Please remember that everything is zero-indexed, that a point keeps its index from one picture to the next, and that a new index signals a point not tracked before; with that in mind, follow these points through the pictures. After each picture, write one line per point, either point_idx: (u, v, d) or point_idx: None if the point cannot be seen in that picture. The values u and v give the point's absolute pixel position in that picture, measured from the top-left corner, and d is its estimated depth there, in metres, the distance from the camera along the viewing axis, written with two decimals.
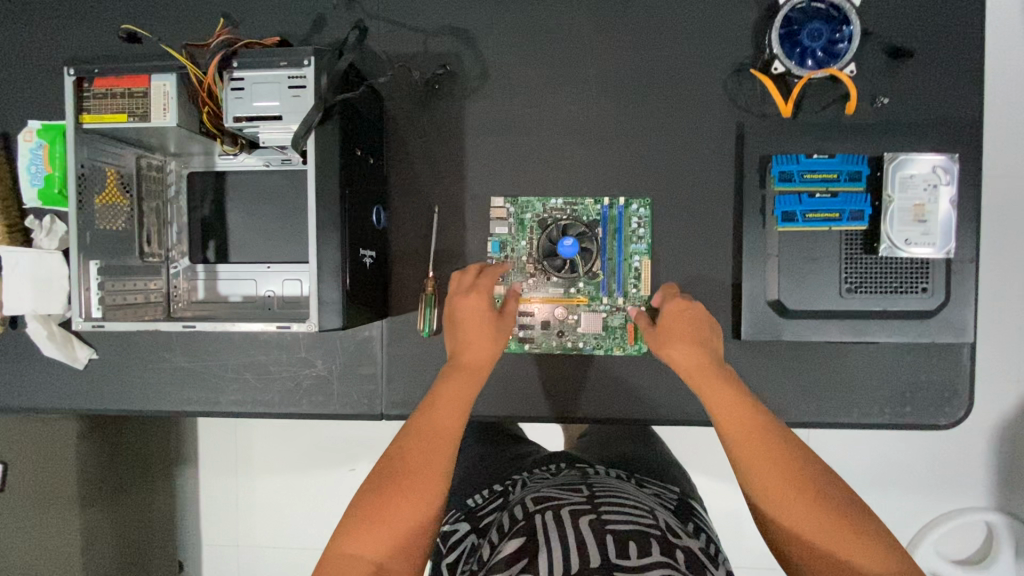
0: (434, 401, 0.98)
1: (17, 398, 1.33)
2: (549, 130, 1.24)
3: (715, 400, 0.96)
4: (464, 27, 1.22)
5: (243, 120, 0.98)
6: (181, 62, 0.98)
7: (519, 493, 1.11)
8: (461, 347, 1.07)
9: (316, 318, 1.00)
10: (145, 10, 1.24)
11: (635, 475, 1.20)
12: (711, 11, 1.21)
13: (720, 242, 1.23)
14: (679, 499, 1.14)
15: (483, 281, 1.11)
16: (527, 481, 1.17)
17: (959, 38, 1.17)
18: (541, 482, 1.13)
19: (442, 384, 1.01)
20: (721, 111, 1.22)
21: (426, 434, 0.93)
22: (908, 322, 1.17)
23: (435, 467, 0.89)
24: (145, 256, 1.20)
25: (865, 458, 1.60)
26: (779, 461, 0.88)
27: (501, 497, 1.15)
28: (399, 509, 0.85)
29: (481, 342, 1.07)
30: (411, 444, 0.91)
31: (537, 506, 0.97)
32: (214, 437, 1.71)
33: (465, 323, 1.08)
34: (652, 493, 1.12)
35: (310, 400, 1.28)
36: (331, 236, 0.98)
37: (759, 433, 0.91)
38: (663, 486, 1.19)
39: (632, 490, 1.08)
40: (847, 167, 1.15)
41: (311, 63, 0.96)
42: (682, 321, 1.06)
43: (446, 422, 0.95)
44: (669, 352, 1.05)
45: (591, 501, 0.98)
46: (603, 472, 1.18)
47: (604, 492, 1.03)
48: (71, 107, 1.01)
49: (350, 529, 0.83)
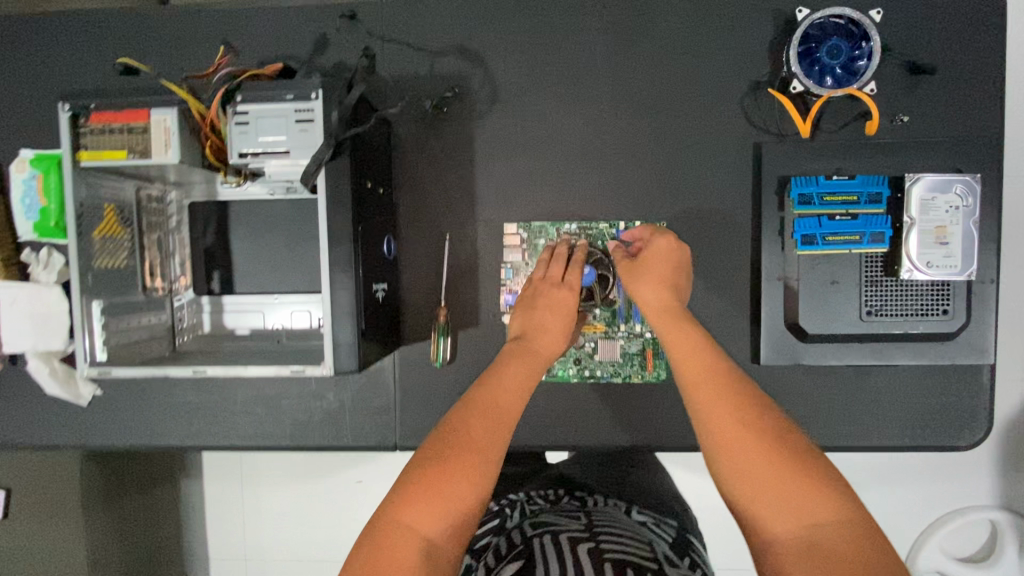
0: (499, 381, 0.97)
1: (17, 436, 1.30)
2: (562, 152, 1.21)
3: (672, 335, 1.00)
4: (473, 47, 1.18)
5: (249, 156, 0.94)
6: (182, 96, 0.94)
7: (518, 520, 1.11)
8: (540, 332, 1.06)
9: (331, 360, 0.97)
10: (143, 35, 1.20)
11: (635, 507, 1.19)
12: (727, 27, 1.17)
13: (739, 265, 1.21)
14: (676, 531, 1.13)
15: (574, 270, 1.12)
16: (522, 506, 1.17)
17: (981, 53, 1.14)
18: (539, 509, 1.14)
19: (509, 363, 1.00)
20: (738, 131, 1.19)
21: (486, 409, 0.92)
22: (928, 344, 1.16)
23: (495, 441, 0.88)
24: (148, 291, 1.17)
25: (879, 469, 1.60)
26: (736, 399, 0.89)
27: (498, 521, 1.15)
28: (456, 480, 0.82)
29: (553, 330, 1.07)
30: (476, 418, 0.90)
31: (536, 533, 0.97)
32: (221, 468, 1.67)
33: (546, 307, 1.08)
34: (648, 523, 1.11)
35: (322, 432, 1.26)
36: (344, 277, 0.96)
37: (716, 369, 0.93)
38: (661, 517, 1.17)
39: (630, 522, 1.08)
40: (867, 189, 1.13)
41: (319, 96, 0.92)
42: (661, 262, 1.09)
43: (509, 402, 0.94)
44: (634, 286, 1.07)
45: (589, 529, 0.98)
46: (601, 501, 1.19)
47: (603, 521, 1.04)
48: (67, 144, 0.96)
49: (403, 499, 0.80)
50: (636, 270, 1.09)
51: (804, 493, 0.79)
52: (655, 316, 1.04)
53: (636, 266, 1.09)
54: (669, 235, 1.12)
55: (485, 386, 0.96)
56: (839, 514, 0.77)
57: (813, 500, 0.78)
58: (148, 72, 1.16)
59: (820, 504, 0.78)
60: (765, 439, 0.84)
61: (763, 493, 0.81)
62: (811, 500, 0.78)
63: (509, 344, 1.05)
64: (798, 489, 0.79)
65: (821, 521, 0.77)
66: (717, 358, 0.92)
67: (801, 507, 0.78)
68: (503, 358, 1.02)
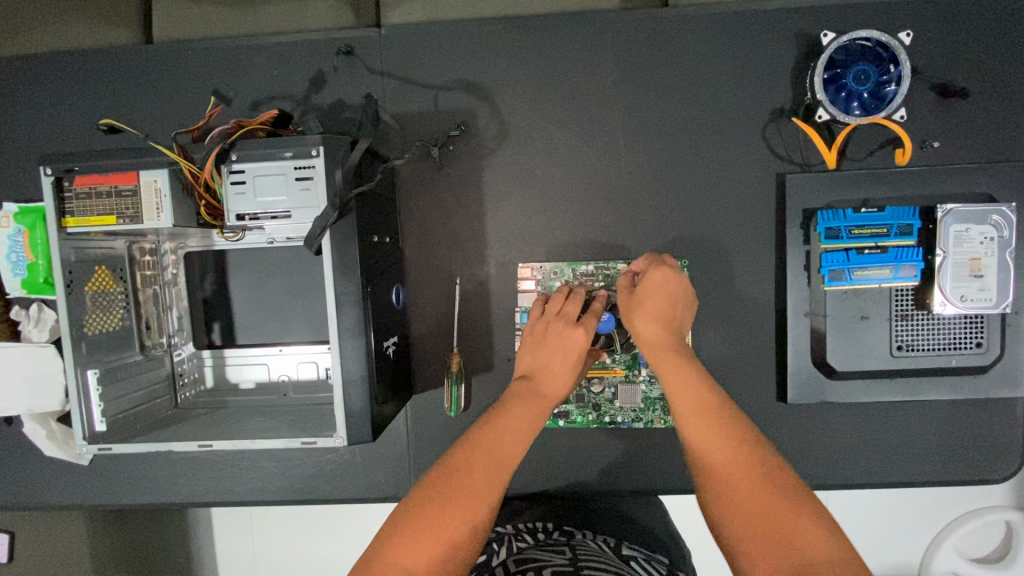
0: (502, 423, 0.90)
1: (22, 496, 1.26)
2: (574, 187, 1.15)
3: (669, 371, 0.94)
4: (478, 80, 1.12)
5: (248, 217, 0.88)
6: (173, 157, 0.88)
7: (502, 556, 0.99)
8: (547, 369, 1.00)
9: (343, 430, 0.92)
10: (133, 79, 1.15)
11: (624, 542, 1.10)
12: (746, 51, 1.11)
13: (763, 301, 1.15)
14: (668, 568, 1.02)
15: (593, 308, 1.06)
16: (509, 539, 1.06)
17: (1014, 74, 1.09)
18: (524, 544, 1.03)
19: (512, 404, 0.94)
20: (760, 160, 1.13)
21: (486, 452, 0.86)
22: (961, 379, 1.12)
23: (492, 486, 0.83)
24: (147, 349, 1.10)
25: None
26: (733, 432, 0.85)
27: (484, 556, 1.01)
28: (450, 522, 0.77)
29: (558, 371, 1.00)
30: (476, 462, 0.84)
31: (518, 568, 0.91)
32: (219, 536, 1.41)
33: (555, 344, 1.01)
34: (637, 558, 1.03)
35: (334, 484, 1.22)
36: (354, 343, 0.91)
37: (712, 403, 0.89)
38: (650, 553, 1.06)
39: (616, 557, 1.00)
40: (898, 221, 1.07)
41: (320, 152, 0.86)
42: (657, 295, 1.01)
43: (510, 446, 0.88)
44: (631, 323, 1.01)
45: (574, 564, 0.92)
46: (589, 537, 1.09)
47: (589, 556, 0.97)
48: (53, 210, 0.90)
49: (395, 538, 0.75)
50: (633, 303, 1.02)
51: (796, 527, 0.74)
52: (653, 347, 0.98)
53: (636, 299, 1.01)
54: (672, 263, 1.05)
55: (488, 424, 0.90)
56: (833, 552, 0.71)
57: (803, 533, 0.74)
58: (136, 132, 1.12)
59: (814, 539, 0.73)
60: (759, 472, 0.81)
61: (755, 527, 0.76)
62: (802, 534, 0.73)
63: (518, 380, 1.00)
64: (793, 523, 0.75)
65: (813, 557, 0.71)
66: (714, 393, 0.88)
67: (794, 542, 0.73)
68: (505, 398, 0.96)
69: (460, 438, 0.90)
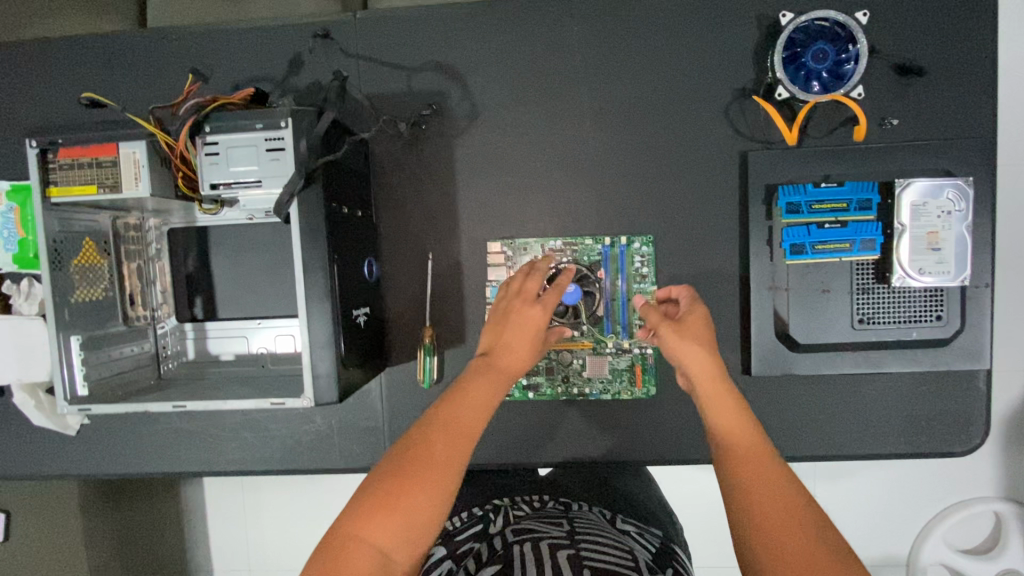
0: (463, 396, 0.89)
1: (13, 466, 1.30)
2: (543, 166, 1.18)
3: (715, 393, 0.88)
4: (449, 62, 1.17)
5: (221, 187, 0.93)
6: (149, 129, 0.92)
7: (499, 525, 1.03)
8: (502, 345, 0.98)
9: (310, 391, 0.96)
10: (118, 62, 1.19)
11: (619, 514, 1.10)
12: (708, 32, 1.14)
13: (728, 275, 1.18)
14: (662, 541, 1.04)
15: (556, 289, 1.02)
16: (506, 510, 1.09)
17: (970, 53, 1.11)
18: (521, 513, 1.06)
19: (475, 378, 0.92)
20: (723, 138, 1.16)
21: (449, 427, 0.84)
22: (922, 351, 1.14)
23: (455, 459, 0.81)
24: (130, 320, 1.15)
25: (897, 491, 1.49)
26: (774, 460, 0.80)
27: (480, 524, 1.05)
28: (414, 498, 0.76)
29: (520, 347, 0.98)
30: (436, 436, 0.82)
31: (515, 538, 0.91)
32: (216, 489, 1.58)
33: (511, 323, 1.00)
34: (632, 531, 1.04)
35: (311, 455, 1.25)
36: (320, 307, 0.95)
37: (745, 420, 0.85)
38: (645, 526, 1.08)
39: (613, 529, 1.01)
40: (858, 196, 1.10)
41: (288, 124, 0.91)
42: (697, 325, 0.97)
43: (471, 419, 0.86)
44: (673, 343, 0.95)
45: (571, 537, 0.92)
46: (586, 508, 1.10)
47: (585, 528, 0.97)
48: (37, 180, 0.95)
49: (358, 510, 0.75)
50: (680, 327, 0.96)
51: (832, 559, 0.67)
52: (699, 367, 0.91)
53: (680, 322, 0.97)
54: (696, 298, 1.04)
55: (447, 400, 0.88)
56: None
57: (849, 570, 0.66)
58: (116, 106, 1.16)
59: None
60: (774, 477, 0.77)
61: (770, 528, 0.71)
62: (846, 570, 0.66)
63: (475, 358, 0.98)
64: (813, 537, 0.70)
65: None
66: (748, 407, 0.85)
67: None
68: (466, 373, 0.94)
69: (423, 414, 0.87)
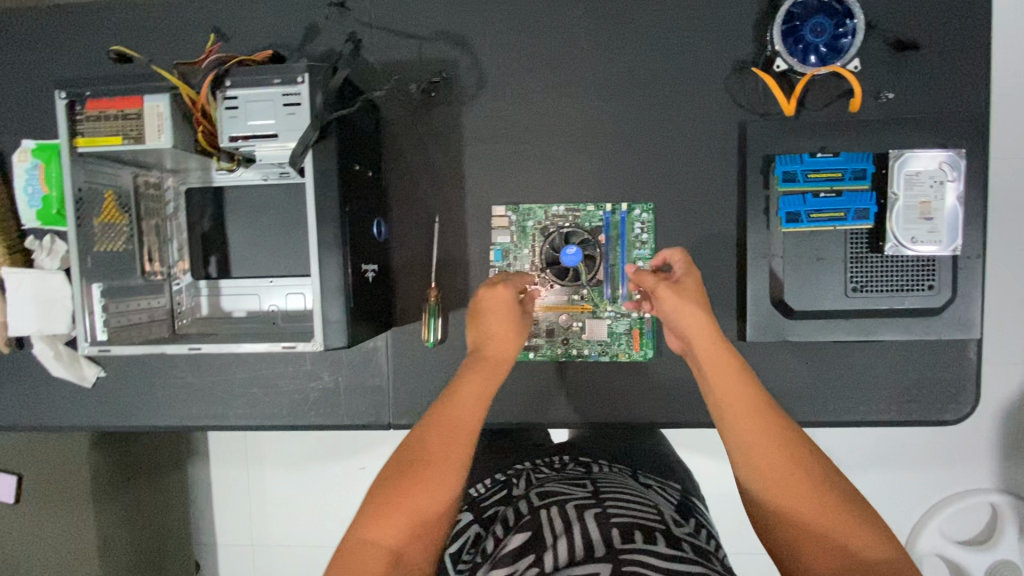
0: (457, 392, 0.94)
1: (29, 417, 1.35)
2: (547, 134, 1.22)
3: (721, 373, 0.90)
4: (459, 32, 1.21)
5: (240, 140, 0.97)
6: (173, 82, 0.97)
7: (523, 488, 1.10)
8: (485, 340, 1.05)
9: (320, 336, 1.00)
10: (142, 25, 1.25)
11: (637, 471, 1.18)
12: (710, 6, 1.18)
13: (725, 243, 1.22)
14: (681, 494, 1.11)
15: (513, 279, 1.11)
16: (528, 473, 1.16)
17: (964, 29, 1.15)
18: (543, 475, 1.12)
19: (468, 377, 0.97)
20: (723, 110, 1.20)
21: (446, 425, 0.89)
22: (914, 320, 1.17)
23: (456, 457, 0.86)
24: (148, 275, 1.19)
25: (891, 466, 1.51)
26: (784, 436, 0.84)
27: (505, 490, 1.14)
28: (419, 493, 0.81)
29: (507, 335, 1.04)
30: (430, 434, 0.88)
31: (542, 502, 0.95)
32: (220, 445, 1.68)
33: (489, 314, 1.06)
34: (653, 485, 1.10)
35: (318, 412, 1.29)
36: (332, 256, 0.99)
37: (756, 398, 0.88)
38: (664, 481, 1.15)
39: (637, 486, 1.05)
40: (852, 166, 1.13)
41: (305, 79, 0.95)
42: (691, 290, 0.99)
43: (467, 412, 0.91)
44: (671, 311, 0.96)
45: (596, 496, 0.95)
46: (606, 467, 1.15)
47: (609, 487, 1.01)
48: (65, 131, 1.00)
49: (366, 518, 0.80)
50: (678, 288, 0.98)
51: (846, 528, 0.75)
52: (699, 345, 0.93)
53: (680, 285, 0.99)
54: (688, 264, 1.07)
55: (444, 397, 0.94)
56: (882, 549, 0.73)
57: (859, 535, 0.75)
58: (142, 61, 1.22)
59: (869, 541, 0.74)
60: (791, 470, 0.81)
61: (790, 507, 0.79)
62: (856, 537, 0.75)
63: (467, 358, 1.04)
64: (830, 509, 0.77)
65: (866, 557, 0.73)
66: (750, 383, 0.87)
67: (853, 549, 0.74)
68: (460, 373, 0.99)
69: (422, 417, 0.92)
